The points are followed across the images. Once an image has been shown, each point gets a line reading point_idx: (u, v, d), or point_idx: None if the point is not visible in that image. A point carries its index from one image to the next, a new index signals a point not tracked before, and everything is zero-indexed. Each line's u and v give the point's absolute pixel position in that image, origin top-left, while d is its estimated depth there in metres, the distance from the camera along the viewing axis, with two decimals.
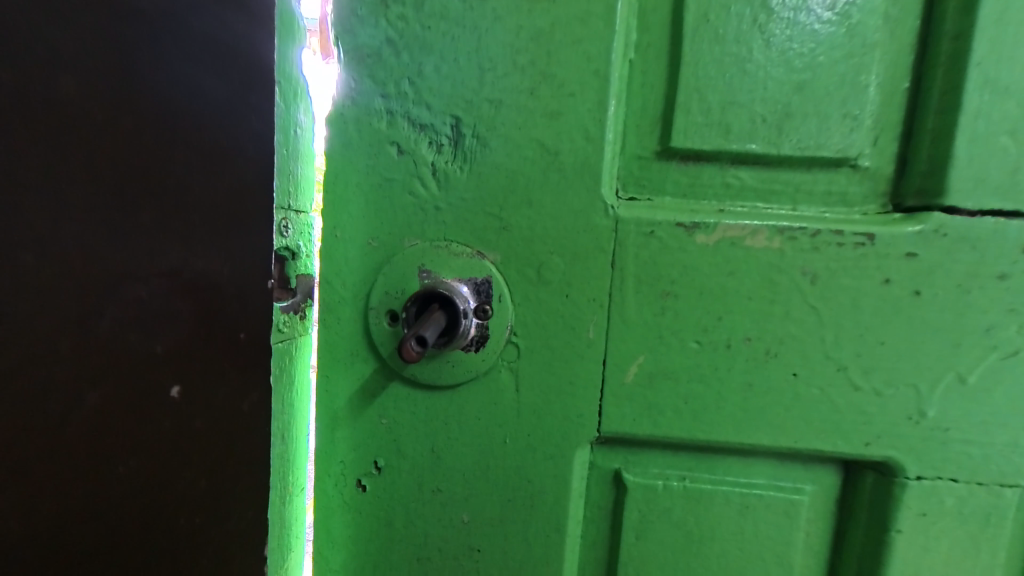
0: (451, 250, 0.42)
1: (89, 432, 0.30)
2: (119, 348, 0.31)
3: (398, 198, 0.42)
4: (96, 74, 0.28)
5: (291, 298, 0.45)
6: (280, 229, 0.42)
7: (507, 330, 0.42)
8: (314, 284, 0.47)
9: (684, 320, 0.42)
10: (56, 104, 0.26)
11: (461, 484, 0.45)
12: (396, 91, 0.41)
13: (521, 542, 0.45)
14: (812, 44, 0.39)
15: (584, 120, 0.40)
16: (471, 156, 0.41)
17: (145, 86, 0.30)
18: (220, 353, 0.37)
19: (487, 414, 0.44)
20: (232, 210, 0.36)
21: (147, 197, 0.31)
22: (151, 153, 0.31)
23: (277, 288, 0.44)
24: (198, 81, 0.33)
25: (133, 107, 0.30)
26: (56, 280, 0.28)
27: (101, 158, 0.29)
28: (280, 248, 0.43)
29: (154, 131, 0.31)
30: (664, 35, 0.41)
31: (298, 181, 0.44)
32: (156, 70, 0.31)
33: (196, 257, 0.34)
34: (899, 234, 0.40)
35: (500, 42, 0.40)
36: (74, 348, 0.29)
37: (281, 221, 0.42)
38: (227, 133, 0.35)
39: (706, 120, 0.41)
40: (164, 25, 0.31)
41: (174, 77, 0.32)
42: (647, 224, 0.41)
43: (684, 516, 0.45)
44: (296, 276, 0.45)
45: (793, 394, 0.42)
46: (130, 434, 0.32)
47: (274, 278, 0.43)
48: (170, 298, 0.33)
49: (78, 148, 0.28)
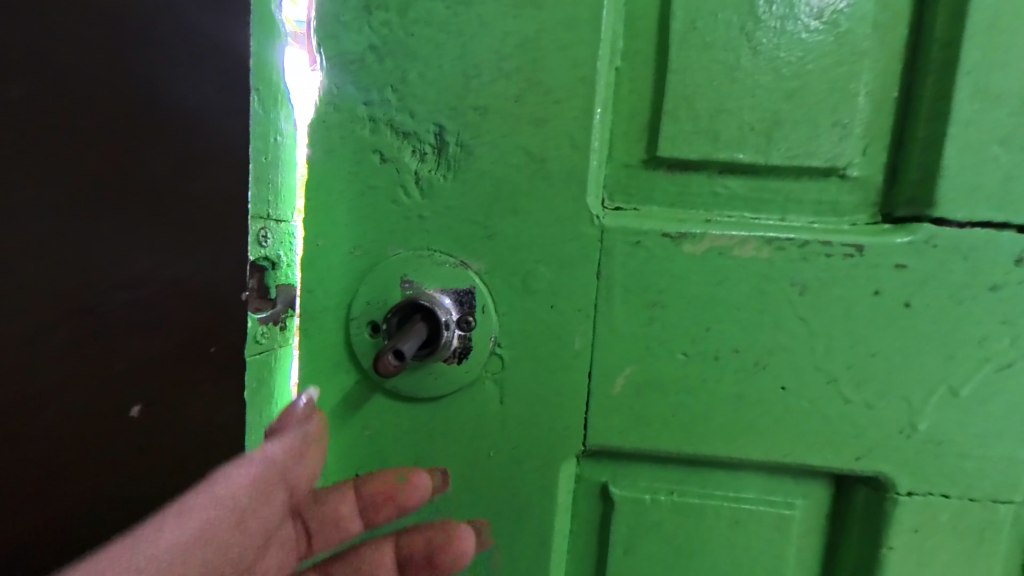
0: (436, 260, 0.41)
1: (95, 309, 0.67)
2: (135, 232, 0.68)
3: (381, 206, 0.41)
4: (89, 54, 0.59)
5: (270, 308, 0.49)
6: (258, 240, 0.47)
7: (492, 341, 0.42)
8: (293, 292, 0.50)
9: (672, 331, 0.41)
10: (68, 68, 0.58)
11: (445, 497, 0.44)
12: (380, 98, 0.40)
13: (506, 557, 0.44)
14: (801, 52, 0.39)
15: (570, 128, 0.40)
16: (455, 164, 0.41)
17: (155, 82, 0.65)
18: (178, 290, 0.75)
19: (471, 426, 0.43)
20: (195, 217, 0.73)
21: (134, 148, 0.65)
22: (135, 130, 0.65)
23: (258, 297, 0.49)
24: (189, 85, 0.68)
25: (133, 102, 0.64)
26: (121, 238, 0.67)
27: (81, 133, 0.60)
28: (258, 259, 0.48)
29: (140, 134, 0.65)
30: (651, 42, 0.40)
31: (276, 190, 0.46)
32: (156, 81, 0.65)
33: (168, 246, 0.72)
34: (888, 244, 0.39)
35: (485, 49, 0.39)
36: (82, 245, 0.64)
37: (260, 232, 0.47)
38: (199, 145, 0.70)
39: (694, 128, 0.40)
40: (149, 76, 0.64)
41: (168, 93, 0.66)
42: (634, 233, 0.40)
43: (673, 530, 0.44)
44: (275, 286, 0.49)
45: (782, 407, 0.41)
46: (126, 329, 0.71)
47: (254, 288, 0.49)
48: (150, 253, 0.70)
49: (66, 126, 0.59)
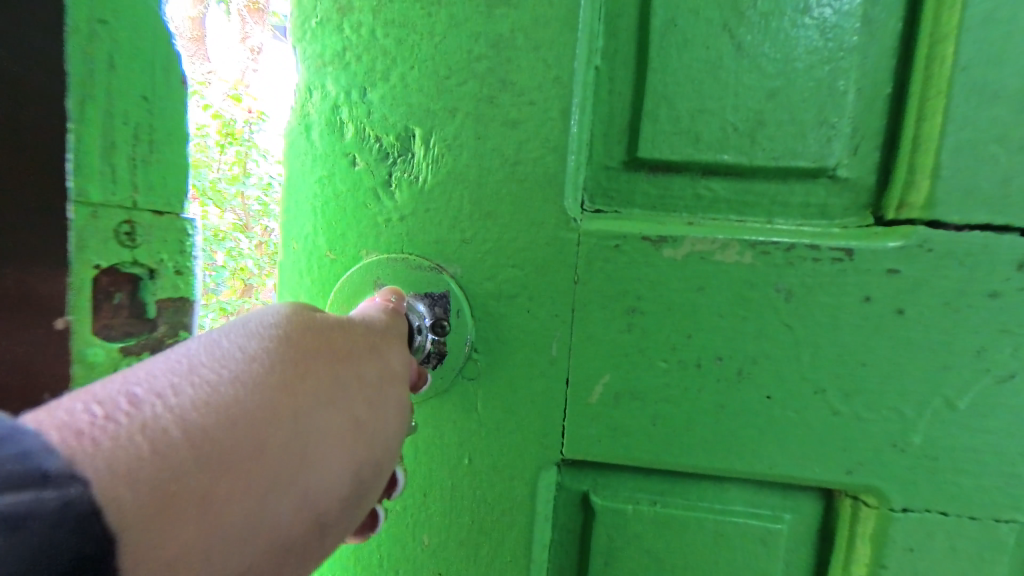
0: (410, 263, 0.41)
1: None
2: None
3: (357, 209, 0.41)
4: None
5: (146, 332, 0.31)
6: (119, 235, 0.29)
7: (467, 346, 0.41)
8: (193, 310, 0.34)
9: (652, 338, 0.40)
10: None
11: (421, 504, 0.43)
12: (354, 101, 0.40)
13: (484, 566, 0.43)
14: (785, 49, 0.37)
15: (545, 129, 0.39)
16: (430, 167, 0.40)
17: None
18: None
19: (447, 432, 0.42)
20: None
21: None
22: None
23: (123, 319, 0.30)
24: None
25: None
26: None
27: None
28: (121, 263, 0.29)
29: None
30: (631, 41, 0.39)
31: (151, 166, 0.30)
32: None
33: None
34: (878, 248, 0.37)
35: (459, 50, 0.39)
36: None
37: (120, 226, 0.29)
38: None
39: (674, 128, 0.39)
40: None
41: None
42: (612, 237, 0.39)
43: (654, 542, 0.43)
44: (154, 301, 0.31)
45: (767, 417, 0.40)
46: None
47: (116, 304, 0.30)
48: None
49: None
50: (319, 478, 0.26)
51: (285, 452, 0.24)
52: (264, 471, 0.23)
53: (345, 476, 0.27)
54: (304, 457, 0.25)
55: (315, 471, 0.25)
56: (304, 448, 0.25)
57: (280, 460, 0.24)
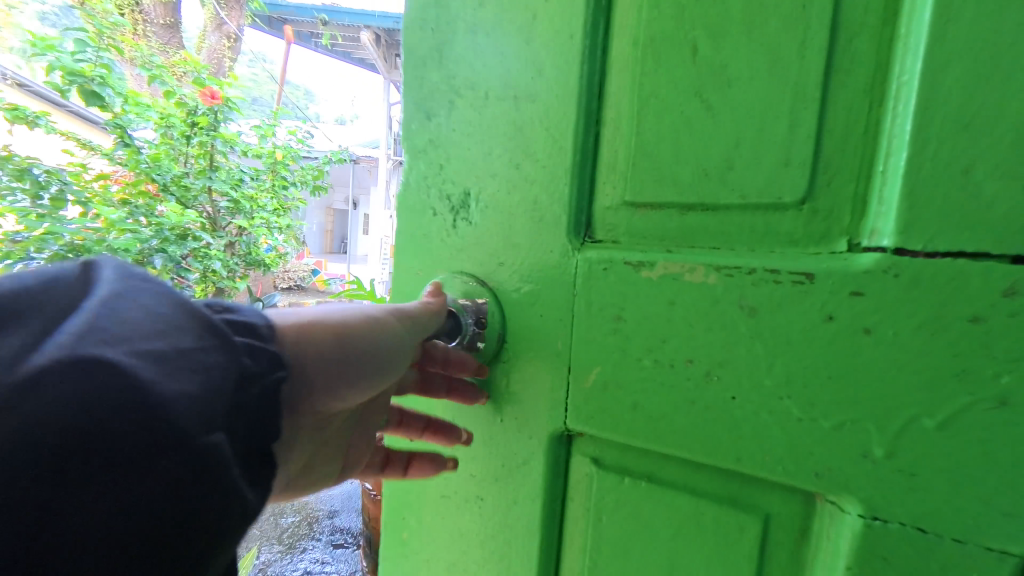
0: (464, 280, 0.61)
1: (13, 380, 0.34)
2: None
3: (436, 244, 0.64)
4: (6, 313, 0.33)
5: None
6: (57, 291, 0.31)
7: (499, 335, 0.59)
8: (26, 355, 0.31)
9: (632, 340, 0.51)
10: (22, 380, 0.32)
11: (472, 443, 0.63)
12: (435, 174, 0.63)
13: (511, 495, 0.61)
14: (750, 104, 0.45)
15: (554, 185, 0.54)
16: (479, 214, 0.60)
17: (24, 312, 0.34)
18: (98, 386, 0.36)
19: (488, 396, 0.61)
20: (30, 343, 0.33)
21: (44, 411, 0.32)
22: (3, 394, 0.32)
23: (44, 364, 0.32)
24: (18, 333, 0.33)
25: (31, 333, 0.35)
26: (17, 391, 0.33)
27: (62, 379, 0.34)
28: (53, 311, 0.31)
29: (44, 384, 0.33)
30: (620, 111, 0.51)
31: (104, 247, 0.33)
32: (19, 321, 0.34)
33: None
34: (841, 273, 0.41)
35: (498, 136, 0.58)
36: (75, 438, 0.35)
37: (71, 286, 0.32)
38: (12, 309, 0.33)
39: (653, 176, 0.50)
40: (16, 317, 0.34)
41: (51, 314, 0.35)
42: (601, 262, 0.52)
43: (639, 507, 0.53)
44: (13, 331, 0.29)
45: (734, 415, 0.46)
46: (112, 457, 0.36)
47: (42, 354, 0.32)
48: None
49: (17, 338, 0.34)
50: (368, 334, 0.53)
51: (357, 319, 0.53)
52: (337, 331, 0.52)
53: (380, 341, 0.53)
54: (350, 331, 0.52)
55: (366, 329, 0.53)
56: (366, 319, 0.54)
57: (357, 320, 0.53)
